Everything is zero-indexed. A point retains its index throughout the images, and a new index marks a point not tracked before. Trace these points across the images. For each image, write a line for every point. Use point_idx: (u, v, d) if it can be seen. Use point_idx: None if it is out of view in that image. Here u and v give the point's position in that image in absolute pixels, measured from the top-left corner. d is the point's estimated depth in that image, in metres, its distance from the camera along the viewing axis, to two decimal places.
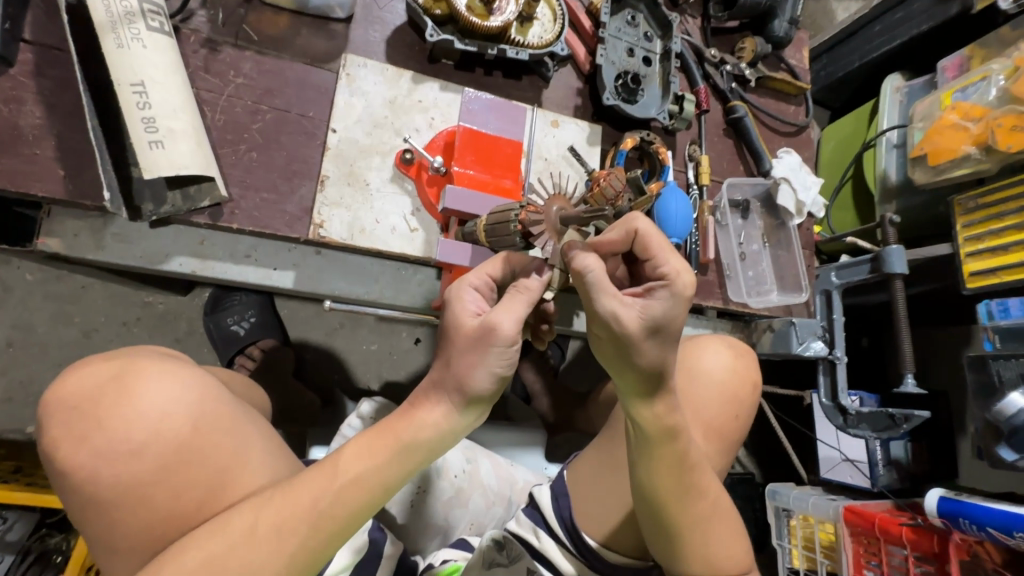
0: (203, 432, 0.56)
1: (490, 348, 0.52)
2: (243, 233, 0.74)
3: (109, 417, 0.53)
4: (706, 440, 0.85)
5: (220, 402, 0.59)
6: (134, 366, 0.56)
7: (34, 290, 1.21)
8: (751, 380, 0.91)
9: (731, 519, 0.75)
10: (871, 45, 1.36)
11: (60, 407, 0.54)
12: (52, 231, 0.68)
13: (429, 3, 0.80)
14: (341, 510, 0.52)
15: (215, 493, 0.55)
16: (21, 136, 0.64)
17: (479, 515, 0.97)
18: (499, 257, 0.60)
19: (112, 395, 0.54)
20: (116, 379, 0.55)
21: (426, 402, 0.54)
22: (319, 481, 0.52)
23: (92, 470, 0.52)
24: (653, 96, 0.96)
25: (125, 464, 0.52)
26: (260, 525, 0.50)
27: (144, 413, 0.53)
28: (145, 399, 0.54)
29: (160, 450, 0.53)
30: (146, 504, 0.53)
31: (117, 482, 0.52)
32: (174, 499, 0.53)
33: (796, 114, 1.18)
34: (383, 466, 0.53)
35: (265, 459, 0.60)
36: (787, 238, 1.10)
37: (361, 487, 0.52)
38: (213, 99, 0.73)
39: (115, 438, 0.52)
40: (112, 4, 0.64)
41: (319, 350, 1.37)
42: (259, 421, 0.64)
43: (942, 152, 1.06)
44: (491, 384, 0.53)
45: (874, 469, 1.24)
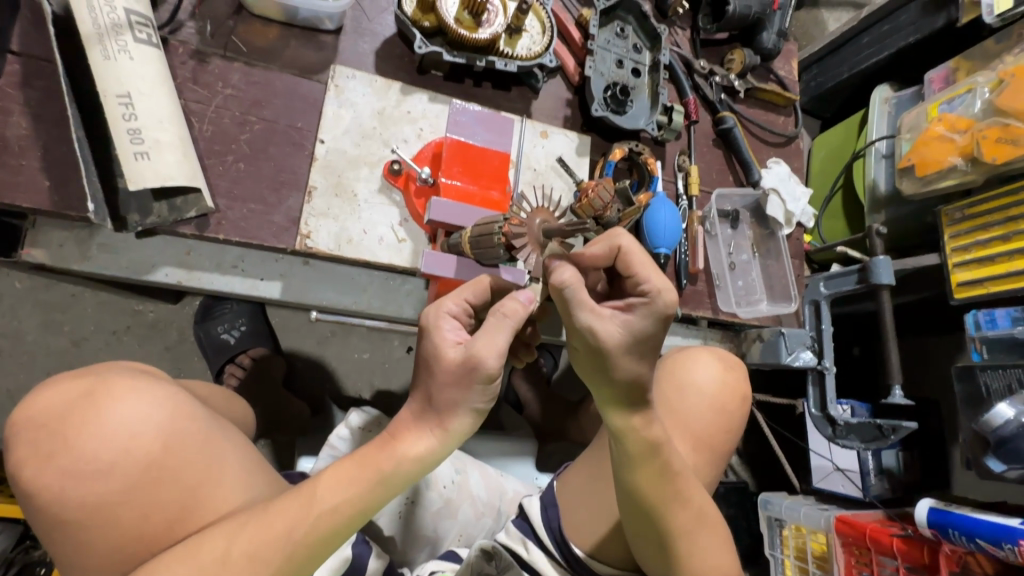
0: (174, 451, 0.55)
1: (472, 383, 0.50)
2: (229, 243, 0.74)
3: (78, 434, 0.53)
4: (694, 452, 0.85)
5: (193, 419, 0.58)
6: (106, 384, 0.56)
7: (22, 299, 1.20)
8: (741, 392, 0.91)
9: (719, 531, 0.74)
10: (860, 56, 1.37)
11: (28, 425, 0.54)
12: (37, 242, 0.68)
13: (418, 16, 0.81)
14: (315, 537, 0.51)
15: (186, 514, 0.54)
16: (6, 147, 0.64)
17: (468, 526, 0.97)
18: (480, 281, 0.59)
19: (80, 414, 0.54)
20: (87, 396, 0.55)
21: (409, 433, 0.53)
22: (293, 507, 0.51)
23: (58, 489, 0.52)
24: (642, 107, 0.97)
25: (91, 484, 0.52)
26: (233, 553, 0.49)
27: (111, 431, 0.53)
28: (113, 417, 0.54)
29: (128, 469, 0.53)
30: (115, 523, 0.52)
31: (84, 501, 0.52)
32: (144, 519, 0.53)
33: (785, 125, 1.19)
34: (361, 496, 0.52)
35: (243, 479, 0.59)
36: (776, 248, 1.11)
37: (337, 517, 0.52)
38: (201, 110, 0.74)
39: (83, 456, 0.52)
40: (99, 16, 0.64)
41: (311, 358, 1.37)
42: (236, 436, 0.64)
43: (929, 163, 1.07)
44: (472, 413, 0.52)
45: (865, 478, 1.24)
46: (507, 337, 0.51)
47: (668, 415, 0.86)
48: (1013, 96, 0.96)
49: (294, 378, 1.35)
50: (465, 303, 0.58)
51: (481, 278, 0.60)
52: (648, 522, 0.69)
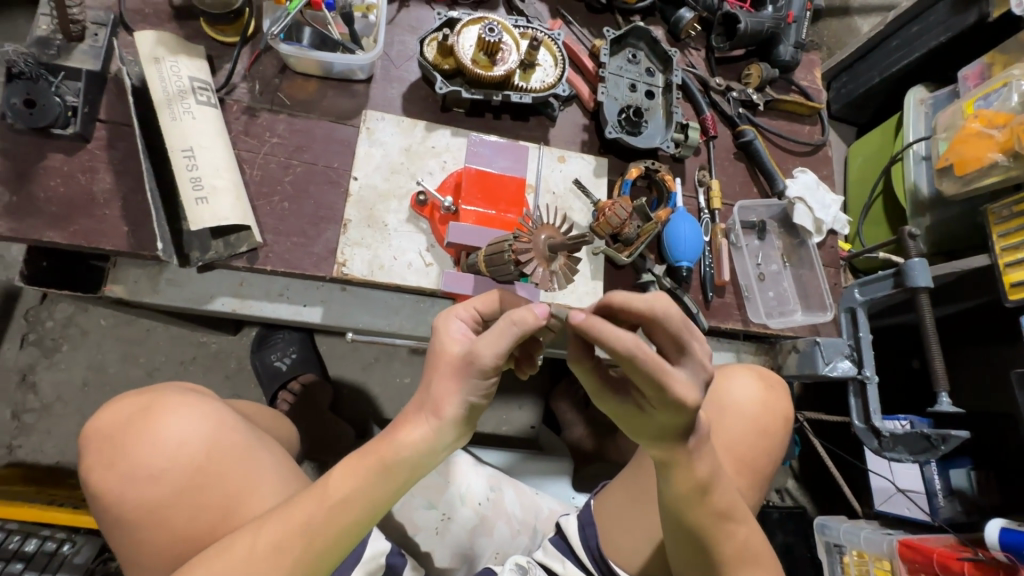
0: (217, 458, 0.62)
1: (468, 376, 0.53)
2: (276, 274, 0.82)
3: (135, 446, 0.60)
4: (736, 474, 0.83)
5: (235, 431, 0.65)
6: (160, 399, 0.64)
7: (105, 334, 1.34)
8: (782, 412, 0.89)
9: (759, 553, 0.74)
10: (889, 60, 1.35)
11: (97, 436, 0.62)
12: (117, 279, 0.78)
13: (438, 60, 0.89)
14: (331, 529, 0.55)
15: (227, 514, 0.60)
16: (95, 200, 0.76)
17: (504, 544, 0.98)
18: (489, 293, 0.61)
19: (139, 426, 0.61)
20: (144, 411, 0.62)
21: (412, 422, 0.55)
22: (310, 500, 0.55)
23: (118, 493, 0.59)
24: (657, 126, 1.00)
25: (145, 487, 0.59)
26: (260, 547, 0.54)
27: (164, 440, 0.60)
28: (167, 428, 0.61)
29: (177, 475, 0.60)
30: (165, 525, 0.59)
31: (139, 504, 0.59)
32: (190, 521, 0.59)
33: (812, 133, 1.18)
34: (367, 486, 0.56)
35: (278, 480, 0.65)
36: (808, 257, 1.09)
37: (347, 509, 0.55)
38: (251, 158, 0.83)
39: (139, 464, 0.59)
40: (169, 86, 0.76)
41: (355, 384, 1.44)
42: (274, 448, 0.69)
43: (969, 161, 1.03)
44: (467, 407, 0.54)
45: (933, 500, 1.17)
46: (509, 342, 0.53)
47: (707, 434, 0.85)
48: None
49: (342, 402, 1.42)
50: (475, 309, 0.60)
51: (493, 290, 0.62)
52: (684, 539, 0.71)
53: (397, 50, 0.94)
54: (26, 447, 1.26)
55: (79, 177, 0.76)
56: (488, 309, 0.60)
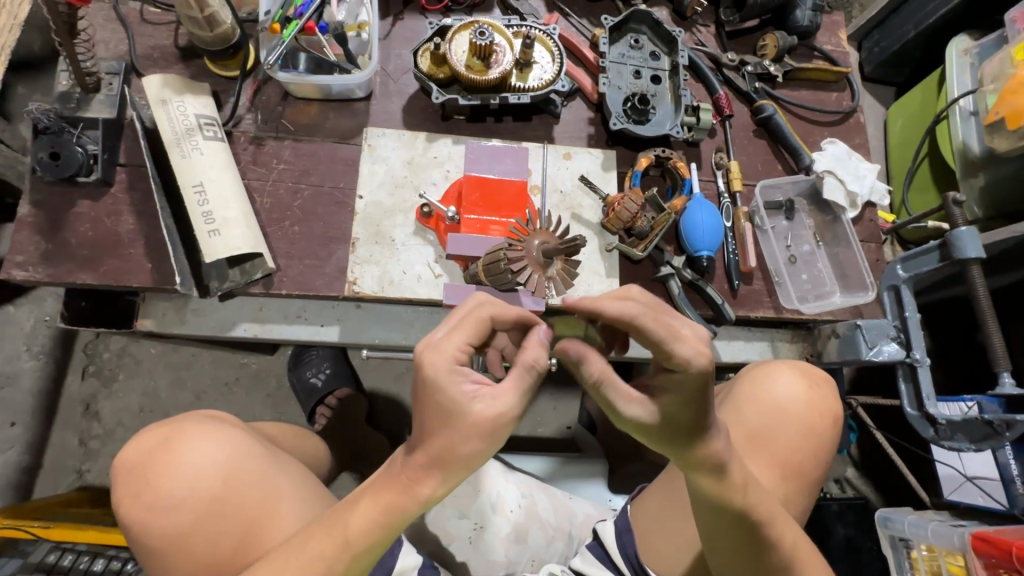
0: (231, 487, 0.63)
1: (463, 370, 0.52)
2: (292, 297, 0.84)
3: (156, 478, 0.63)
4: (782, 480, 0.79)
5: (250, 457, 0.66)
6: (178, 431, 0.65)
7: (156, 362, 1.42)
8: (830, 412, 0.83)
9: (810, 557, 0.69)
10: (924, 11, 1.23)
11: (121, 468, 0.65)
12: (147, 313, 0.83)
13: (433, 70, 0.89)
14: (352, 561, 0.57)
15: (247, 539, 0.62)
16: (120, 241, 0.80)
17: (539, 550, 0.96)
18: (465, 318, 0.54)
19: (159, 459, 0.64)
20: (163, 443, 0.65)
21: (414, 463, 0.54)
22: (330, 539, 0.56)
23: (144, 522, 0.62)
24: (666, 112, 0.96)
25: (169, 517, 0.62)
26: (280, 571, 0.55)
27: (182, 473, 0.63)
28: (186, 459, 0.63)
29: (194, 505, 0.62)
30: (189, 552, 0.62)
31: (163, 533, 0.62)
32: (211, 546, 0.62)
33: (840, 100, 1.10)
34: (382, 524, 0.56)
35: (296, 498, 0.67)
36: (843, 233, 1.01)
37: (363, 546, 0.56)
38: (261, 186, 0.86)
39: (160, 496, 0.62)
40: (177, 125, 0.79)
41: (390, 395, 1.46)
42: (291, 468, 0.71)
43: (1023, 113, 0.93)
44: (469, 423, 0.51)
45: (1010, 489, 1.06)
46: (519, 396, 0.53)
47: (746, 439, 0.80)
48: None
49: (377, 414, 1.45)
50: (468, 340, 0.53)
51: (482, 316, 0.54)
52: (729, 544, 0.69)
53: (394, 64, 0.94)
54: (94, 471, 1.36)
55: (105, 220, 0.80)
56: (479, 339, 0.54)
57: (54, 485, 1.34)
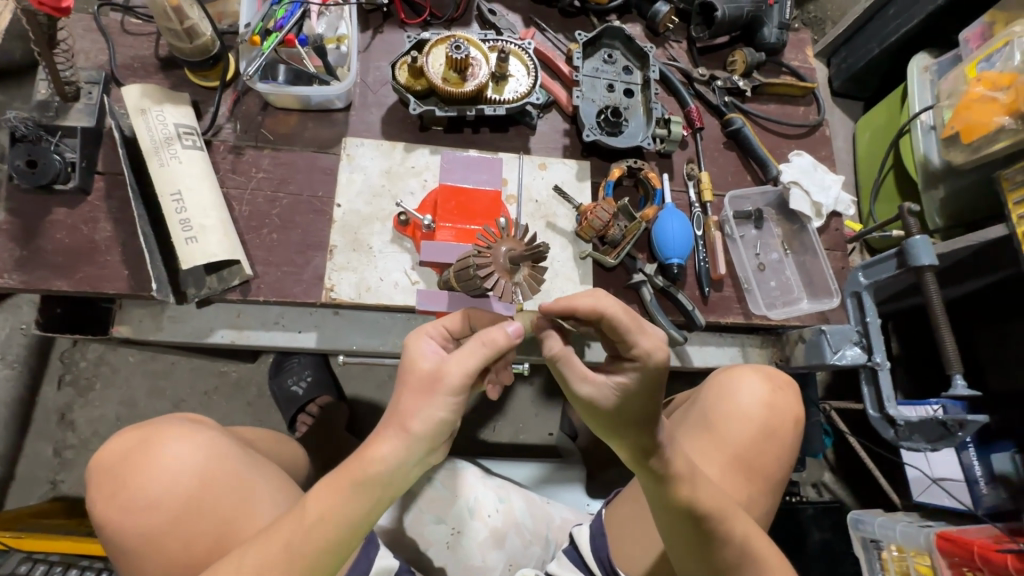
0: (210, 486, 0.63)
1: (434, 393, 0.54)
2: (270, 304, 0.85)
3: (133, 477, 0.62)
4: (744, 481, 0.81)
5: (229, 460, 0.66)
6: (156, 431, 0.65)
7: (134, 370, 1.41)
8: (791, 414, 0.86)
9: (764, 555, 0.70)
10: (887, 29, 1.29)
11: (98, 468, 0.64)
12: (123, 320, 0.83)
13: (410, 82, 0.91)
14: (310, 548, 0.53)
15: (221, 537, 0.62)
16: (97, 248, 0.80)
17: (517, 555, 0.97)
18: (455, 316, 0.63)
19: (137, 458, 0.63)
20: (141, 444, 0.64)
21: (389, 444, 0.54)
22: (289, 521, 0.54)
23: (119, 522, 0.61)
24: (638, 125, 0.99)
25: (144, 517, 0.61)
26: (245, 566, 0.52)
27: (159, 473, 0.62)
28: (163, 458, 0.63)
29: (171, 505, 0.62)
30: (163, 552, 0.61)
31: (139, 533, 0.61)
32: (186, 547, 0.61)
33: (807, 114, 1.14)
34: (347, 503, 0.54)
35: (271, 499, 0.67)
36: (810, 242, 1.05)
37: (326, 528, 0.53)
38: (240, 195, 0.87)
39: (137, 495, 0.61)
40: (156, 134, 0.80)
41: (372, 402, 1.47)
42: (267, 471, 0.70)
43: (975, 127, 0.97)
44: (433, 426, 0.54)
45: (974, 488, 1.10)
46: (479, 361, 0.55)
47: (709, 440, 0.82)
48: None
49: (359, 421, 1.45)
50: (444, 328, 0.61)
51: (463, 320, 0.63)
52: (686, 544, 0.69)
53: (373, 76, 0.97)
54: (68, 482, 1.34)
55: (81, 227, 0.81)
56: (458, 330, 0.62)
57: (26, 497, 1.32)
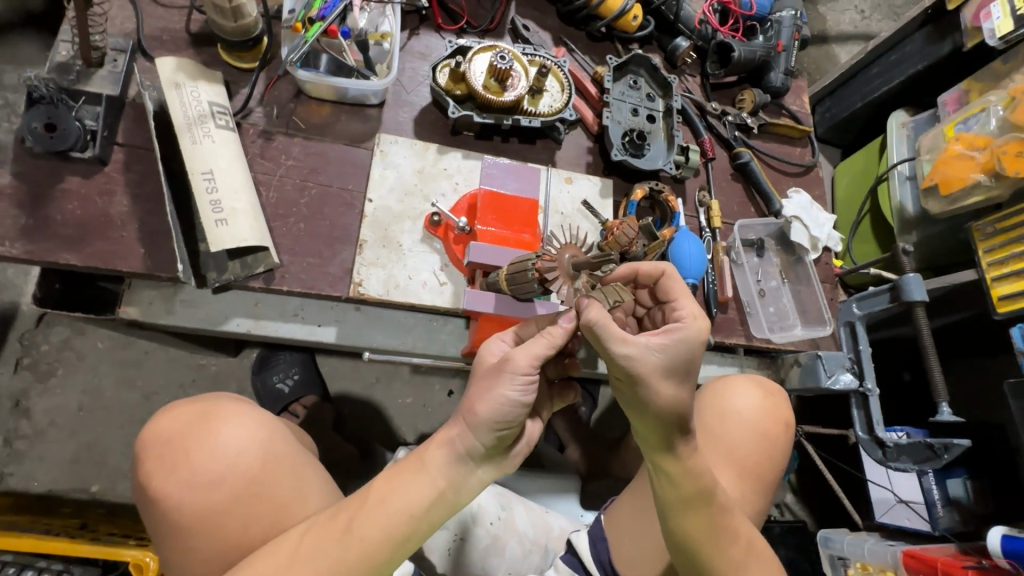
0: (271, 468, 0.62)
1: (502, 374, 0.56)
2: (292, 294, 0.83)
3: (195, 452, 0.61)
4: (741, 482, 0.83)
5: (286, 444, 0.65)
6: (217, 408, 0.64)
7: (102, 357, 1.32)
8: (782, 419, 0.89)
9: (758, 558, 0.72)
10: (871, 86, 1.41)
11: (155, 443, 0.63)
12: (132, 300, 0.78)
13: (450, 85, 0.92)
14: (371, 537, 0.54)
15: (279, 525, 0.60)
16: (111, 222, 0.76)
17: (516, 563, 0.97)
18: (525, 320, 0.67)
19: (198, 433, 0.62)
20: (202, 419, 0.63)
21: (460, 435, 0.56)
22: (352, 505, 0.55)
23: (179, 498, 0.59)
24: (659, 149, 1.04)
25: (205, 493, 0.59)
26: (301, 550, 0.54)
27: (221, 450, 0.61)
28: (223, 435, 0.61)
29: (234, 483, 0.60)
30: (220, 532, 0.59)
31: (198, 510, 0.59)
32: (243, 528, 0.59)
33: (803, 155, 1.23)
34: (410, 496, 0.55)
35: (323, 495, 0.65)
36: (805, 273, 1.13)
37: (389, 518, 0.54)
38: (267, 180, 0.85)
39: (199, 470, 0.60)
40: (189, 110, 0.77)
41: (358, 404, 1.43)
42: (320, 467, 0.69)
43: (953, 180, 1.08)
44: (502, 411, 0.55)
45: (932, 510, 1.17)
46: (545, 348, 0.57)
47: (704, 441, 0.86)
48: None
49: (343, 423, 1.41)
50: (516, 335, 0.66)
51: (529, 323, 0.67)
52: (690, 547, 0.68)
53: (408, 75, 0.97)
54: (17, 475, 1.22)
55: (96, 199, 0.76)
56: (525, 331, 0.66)
57: None
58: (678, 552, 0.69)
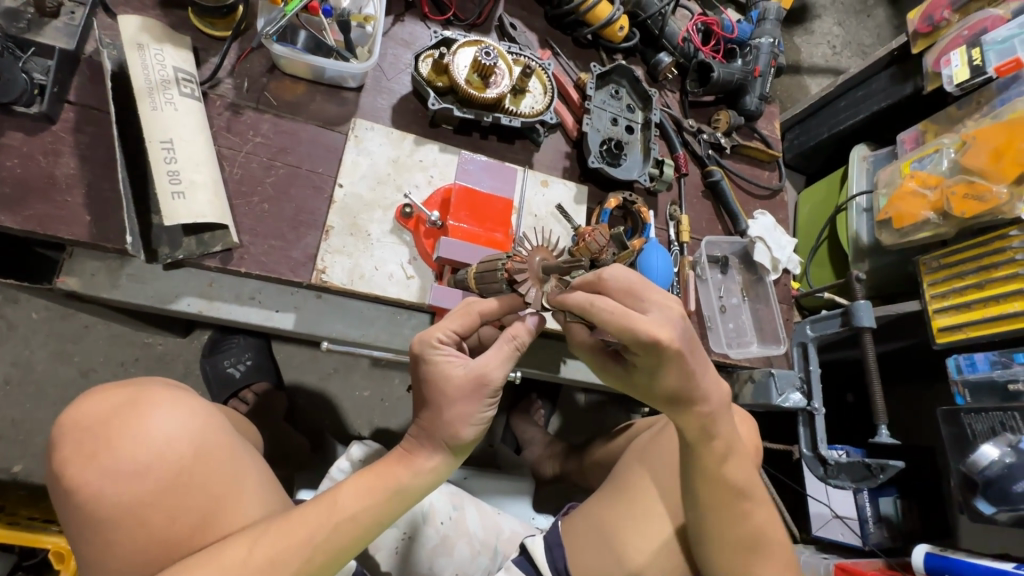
0: (204, 458, 0.59)
1: (482, 396, 0.61)
2: (249, 276, 0.78)
3: (120, 439, 0.57)
4: None
5: (221, 434, 0.62)
6: (147, 393, 0.61)
7: (37, 329, 1.23)
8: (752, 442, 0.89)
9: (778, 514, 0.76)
10: (837, 118, 1.47)
11: (76, 428, 0.58)
12: (71, 270, 0.72)
13: (433, 76, 0.90)
14: (333, 544, 0.57)
15: (209, 520, 0.57)
16: (55, 184, 0.71)
17: (464, 564, 0.95)
18: (466, 313, 0.64)
19: (125, 418, 0.58)
20: (130, 403, 0.59)
21: (422, 449, 0.62)
22: (315, 512, 0.57)
23: (98, 489, 0.55)
24: (635, 160, 1.05)
25: (128, 484, 0.56)
26: (255, 555, 0.53)
27: (149, 439, 0.57)
28: (152, 423, 0.58)
29: (162, 474, 0.57)
30: (145, 526, 0.55)
31: (120, 502, 0.55)
32: (170, 523, 0.56)
33: (770, 178, 1.27)
34: (373, 504, 0.59)
35: (259, 496, 0.62)
36: (765, 293, 1.16)
37: (353, 524, 0.58)
38: (232, 156, 0.81)
39: (124, 459, 0.56)
40: (152, 73, 0.73)
41: (313, 394, 1.39)
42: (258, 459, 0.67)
43: (905, 216, 1.14)
44: (476, 431, 0.62)
45: (866, 526, 1.22)
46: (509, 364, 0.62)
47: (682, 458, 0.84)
48: (976, 156, 1.04)
49: (296, 413, 1.37)
50: (454, 329, 0.64)
51: (471, 311, 0.65)
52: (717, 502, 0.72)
53: (389, 61, 0.95)
54: None
55: (40, 159, 0.71)
56: (465, 327, 0.64)
57: None
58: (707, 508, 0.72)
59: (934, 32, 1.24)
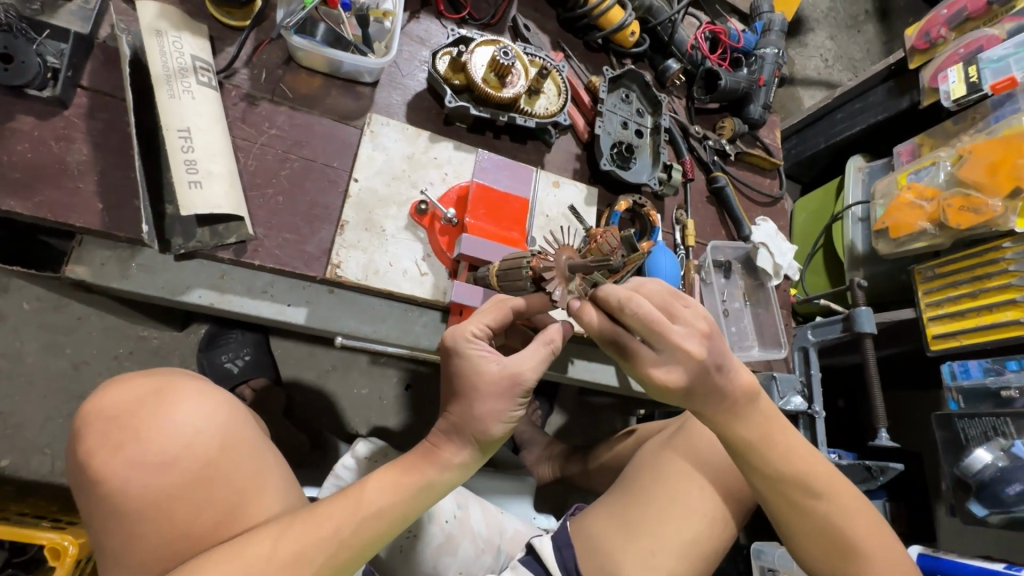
0: (230, 451, 0.58)
1: (511, 395, 0.62)
2: (263, 269, 0.78)
3: (146, 430, 0.56)
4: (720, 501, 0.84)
5: (245, 428, 0.61)
6: (172, 383, 0.60)
7: (28, 320, 1.20)
8: None
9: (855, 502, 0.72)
10: (834, 129, 1.50)
11: (99, 417, 0.57)
12: (80, 259, 0.71)
13: (449, 74, 0.91)
14: (360, 539, 0.57)
15: (234, 513, 0.57)
16: (67, 171, 0.69)
17: (468, 564, 0.95)
18: (499, 308, 0.66)
19: (150, 409, 0.57)
20: (156, 393, 0.59)
21: (449, 445, 0.63)
22: (343, 506, 0.57)
23: (123, 479, 0.54)
24: (644, 164, 1.07)
25: (154, 475, 0.55)
26: (282, 549, 0.53)
27: (176, 430, 0.56)
28: (178, 414, 0.57)
29: (189, 466, 0.56)
30: (169, 519, 0.55)
31: (146, 493, 0.54)
32: (195, 515, 0.55)
33: (772, 186, 1.30)
34: (399, 499, 0.60)
35: (282, 490, 0.62)
36: (766, 298, 1.19)
37: (380, 518, 0.59)
38: (247, 147, 0.80)
39: (150, 449, 0.55)
40: (169, 61, 0.71)
41: (310, 391, 1.38)
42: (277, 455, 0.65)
43: (902, 226, 1.17)
44: (505, 428, 0.63)
45: None
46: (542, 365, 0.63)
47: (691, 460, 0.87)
48: (973, 169, 1.07)
49: (293, 411, 1.35)
50: (486, 322, 0.65)
51: (504, 305, 0.67)
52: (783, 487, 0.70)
53: (404, 58, 0.94)
54: None
55: (50, 144, 0.69)
56: (497, 321, 0.66)
57: None
58: (776, 490, 0.70)
59: (931, 49, 1.28)
